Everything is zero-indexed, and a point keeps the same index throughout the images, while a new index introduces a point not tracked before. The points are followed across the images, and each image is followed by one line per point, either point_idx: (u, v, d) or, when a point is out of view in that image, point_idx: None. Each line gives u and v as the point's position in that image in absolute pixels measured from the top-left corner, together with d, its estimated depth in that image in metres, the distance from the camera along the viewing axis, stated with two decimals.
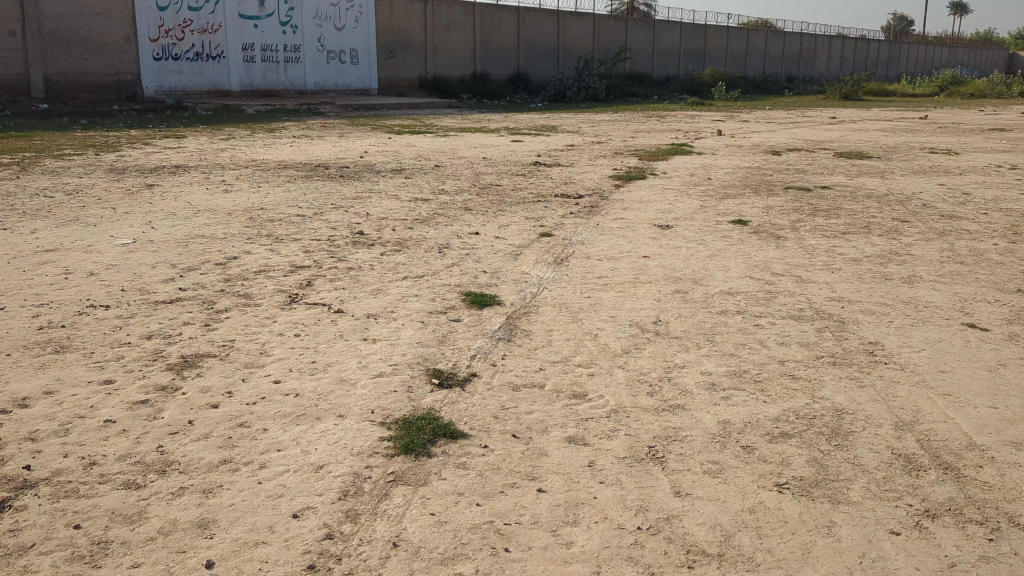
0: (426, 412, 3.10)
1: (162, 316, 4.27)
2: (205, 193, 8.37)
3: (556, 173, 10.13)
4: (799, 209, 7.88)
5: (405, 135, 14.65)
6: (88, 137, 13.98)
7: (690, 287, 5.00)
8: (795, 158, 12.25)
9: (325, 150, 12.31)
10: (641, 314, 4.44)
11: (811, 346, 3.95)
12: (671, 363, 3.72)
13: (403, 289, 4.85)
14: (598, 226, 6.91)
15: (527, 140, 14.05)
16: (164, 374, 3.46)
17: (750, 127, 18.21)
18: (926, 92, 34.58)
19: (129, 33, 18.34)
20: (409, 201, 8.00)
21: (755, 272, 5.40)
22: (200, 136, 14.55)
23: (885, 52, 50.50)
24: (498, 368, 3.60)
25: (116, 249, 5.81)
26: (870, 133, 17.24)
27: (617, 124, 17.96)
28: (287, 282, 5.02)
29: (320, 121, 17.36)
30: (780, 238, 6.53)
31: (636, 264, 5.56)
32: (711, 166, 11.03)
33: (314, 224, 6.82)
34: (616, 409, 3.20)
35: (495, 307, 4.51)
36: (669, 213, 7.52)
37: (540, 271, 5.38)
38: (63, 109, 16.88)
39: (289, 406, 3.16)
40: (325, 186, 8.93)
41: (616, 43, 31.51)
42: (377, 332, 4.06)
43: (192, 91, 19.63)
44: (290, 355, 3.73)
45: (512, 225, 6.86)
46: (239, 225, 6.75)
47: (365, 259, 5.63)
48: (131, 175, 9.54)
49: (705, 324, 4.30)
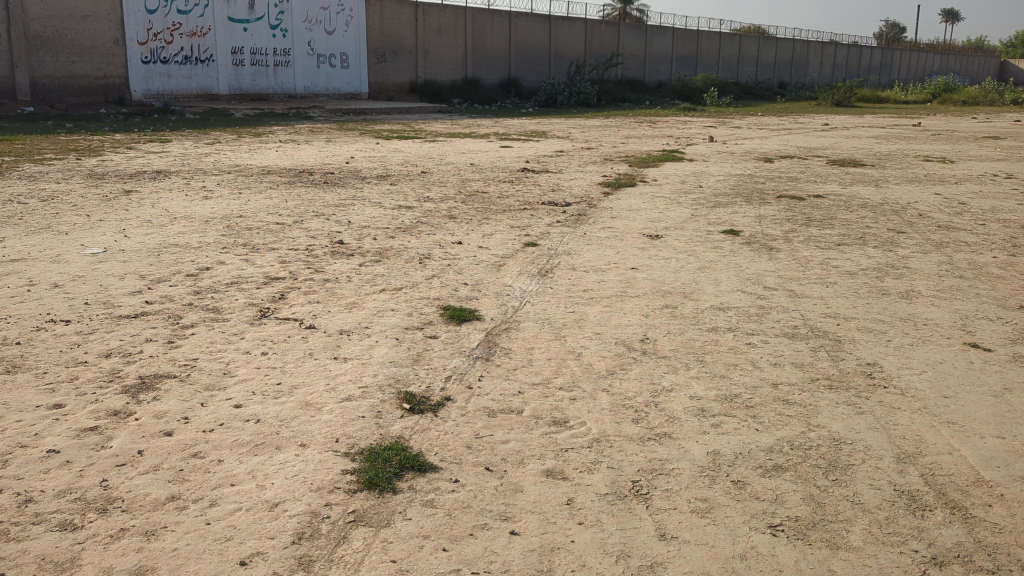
0: (394, 441, 2.90)
1: (124, 332, 4.05)
2: (184, 200, 8.15)
3: (545, 180, 9.95)
4: (792, 218, 7.69)
5: (394, 140, 14.46)
6: (71, 140, 13.74)
7: (679, 302, 4.81)
8: (787, 165, 12.09)
9: (311, 155, 12.10)
10: (627, 331, 4.24)
11: (805, 367, 3.76)
12: (658, 386, 3.53)
13: (380, 302, 4.64)
14: (585, 235, 6.71)
15: (517, 146, 13.85)
16: (118, 397, 3.24)
17: (742, 133, 18.07)
18: (919, 99, 34.52)
19: (116, 35, 18.09)
20: (392, 208, 7.79)
21: (748, 285, 5.22)
22: (185, 139, 14.32)
23: (878, 58, 50.47)
24: (474, 391, 3.39)
25: (84, 258, 5.58)
26: (864, 140, 17.11)
27: (608, 130, 17.77)
28: (258, 295, 4.80)
29: (308, 126, 17.14)
30: (773, 249, 6.34)
31: (623, 276, 5.36)
32: (703, 173, 10.85)
33: (293, 233, 6.61)
34: (598, 438, 3.00)
35: (474, 323, 4.31)
36: (658, 222, 7.33)
37: (523, 283, 5.17)
38: (48, 112, 16.62)
39: (248, 434, 2.94)
40: (308, 192, 8.71)
41: (608, 48, 31.35)
42: (349, 349, 3.85)
43: (180, 94, 19.39)
44: (254, 375, 3.52)
45: (497, 234, 6.67)
46: (216, 234, 6.53)
47: (342, 270, 5.42)
48: (110, 180, 9.31)
49: (694, 342, 4.10)
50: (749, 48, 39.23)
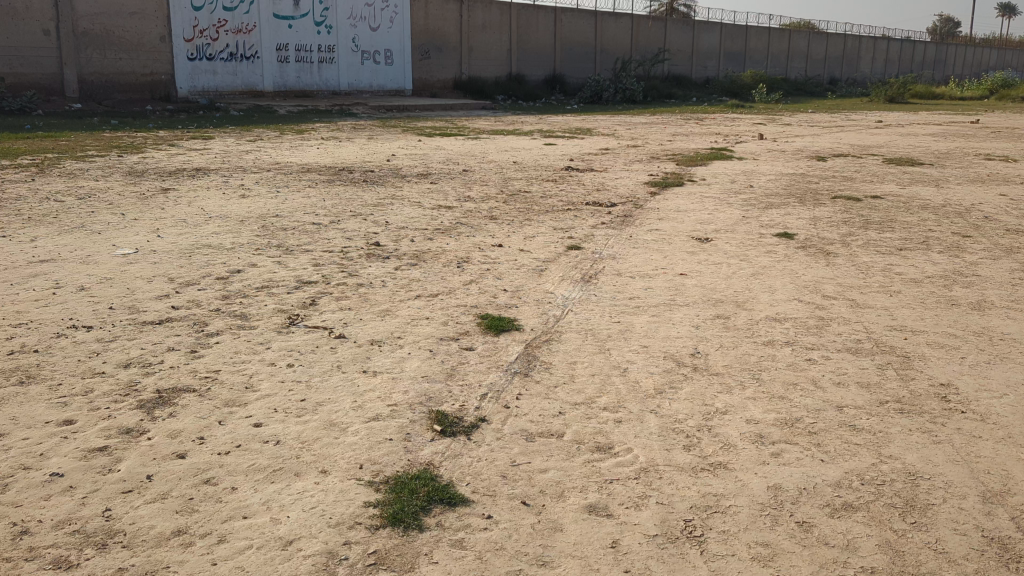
0: (422, 469, 2.66)
1: (146, 340, 3.87)
2: (221, 198, 8.03)
3: (589, 179, 9.66)
4: (849, 221, 7.33)
5: (436, 137, 14.26)
6: (115, 137, 13.78)
7: (732, 312, 4.50)
8: (841, 164, 11.64)
9: (352, 153, 11.97)
10: (677, 345, 3.95)
11: (872, 388, 3.44)
12: (711, 408, 3.24)
13: (415, 310, 4.41)
14: (631, 238, 6.43)
15: (560, 143, 13.59)
16: (131, 414, 3.05)
17: (792, 131, 17.60)
18: (975, 95, 33.55)
19: (163, 33, 18.17)
20: (431, 208, 7.58)
21: (805, 293, 4.90)
22: (227, 137, 14.27)
23: (931, 53, 49.22)
24: (511, 412, 3.14)
25: (114, 260, 5.44)
26: (920, 138, 16.54)
27: (654, 127, 17.42)
28: (288, 300, 4.60)
29: (351, 122, 17.05)
30: (830, 254, 6.00)
31: (671, 283, 5.07)
32: (754, 172, 10.49)
33: (329, 234, 6.41)
34: (646, 468, 2.73)
35: (512, 333, 4.05)
36: (708, 224, 7.01)
37: (566, 290, 4.90)
38: (95, 109, 16.74)
39: (267, 458, 2.73)
40: (347, 191, 8.53)
41: (654, 44, 30.84)
42: (380, 362, 3.62)
43: (225, 91, 19.43)
44: (278, 390, 3.30)
45: (539, 236, 6.41)
46: (250, 234, 6.37)
47: (378, 274, 5.20)
48: (149, 178, 9.23)
49: (749, 358, 3.80)
50: (799, 44, 38.41)
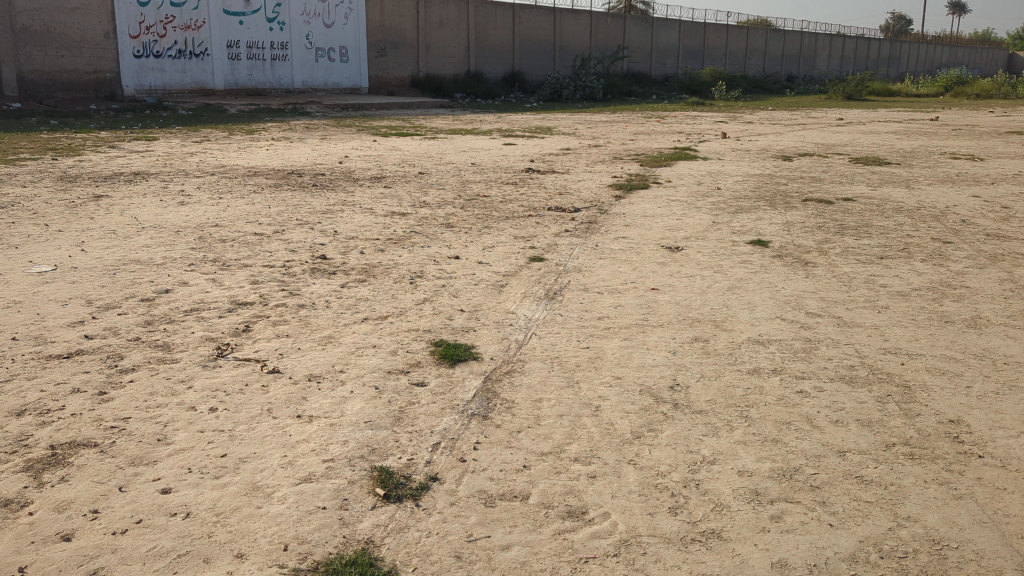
0: (360, 551, 2.22)
1: (48, 380, 3.37)
2: (157, 206, 7.48)
3: (550, 181, 9.25)
4: (823, 226, 7.01)
5: (392, 137, 13.77)
6: (52, 138, 13.09)
7: (711, 334, 4.11)
8: (808, 164, 11.39)
9: (303, 154, 11.44)
10: (653, 375, 3.54)
11: (875, 427, 3.06)
12: (697, 456, 2.82)
13: (360, 336, 3.94)
14: (597, 247, 6.03)
15: (520, 143, 13.16)
16: (14, 480, 2.56)
17: (755, 129, 17.37)
18: (931, 92, 33.80)
19: (107, 29, 17.42)
20: (384, 215, 7.11)
21: (787, 310, 4.53)
22: (172, 138, 13.63)
23: (885, 50, 49.63)
24: (467, 466, 2.70)
25: (28, 279, 4.90)
26: (883, 135, 16.40)
27: (615, 126, 17.07)
28: (219, 326, 4.11)
29: (304, 121, 16.48)
30: (808, 264, 5.65)
31: (643, 300, 4.67)
32: (720, 174, 10.16)
33: (271, 246, 5.92)
34: (627, 540, 2.31)
35: (469, 364, 3.61)
36: (677, 231, 6.64)
37: (528, 309, 4.47)
38: (35, 108, 15.98)
39: (173, 538, 2.27)
40: (294, 197, 8.03)
41: (613, 41, 30.53)
42: (316, 405, 3.16)
43: (173, 90, 18.71)
44: (195, 443, 2.83)
45: (498, 246, 5.99)
46: (184, 247, 5.85)
47: (321, 293, 4.72)
48: (81, 183, 8.64)
49: (735, 391, 3.40)
50: (756, 40, 38.38)
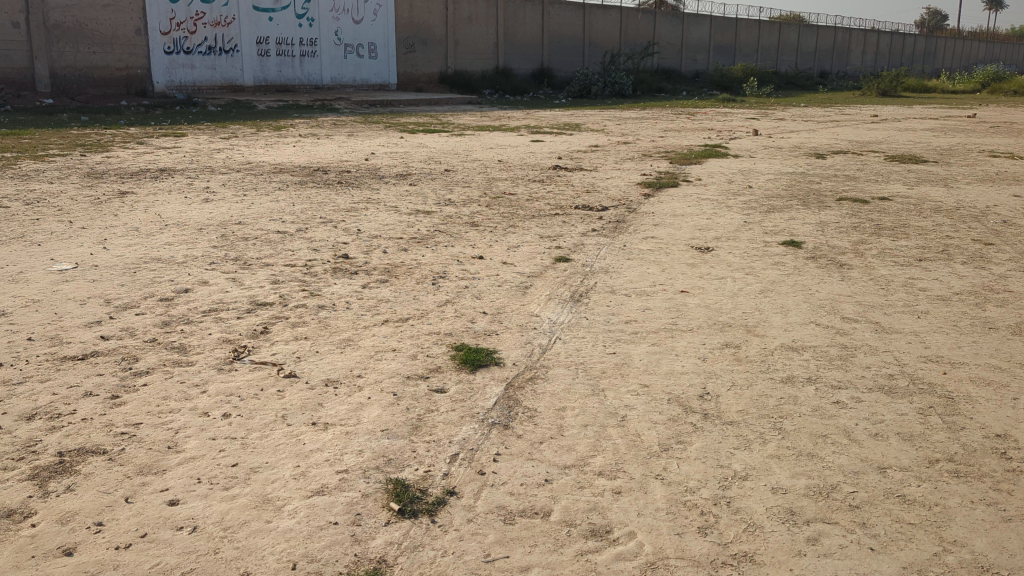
0: (372, 571, 2.12)
1: (60, 383, 3.29)
2: (182, 203, 7.45)
3: (578, 179, 9.11)
4: (858, 226, 6.81)
5: (420, 134, 13.69)
6: (82, 134, 13.15)
7: (742, 340, 3.96)
8: (842, 162, 11.15)
9: (329, 151, 11.39)
10: (682, 384, 3.40)
11: (917, 442, 2.91)
12: (728, 471, 2.68)
13: (380, 340, 3.84)
14: (625, 247, 5.89)
15: (548, 140, 13.02)
16: (18, 489, 2.48)
17: (787, 126, 17.08)
18: (968, 88, 33.17)
19: (138, 25, 17.52)
20: (408, 213, 7.00)
21: (822, 315, 4.37)
22: (201, 134, 13.65)
23: (921, 46, 48.81)
24: (486, 480, 2.58)
25: (48, 277, 4.86)
26: (919, 133, 16.07)
27: (645, 122, 16.87)
28: (236, 328, 4.03)
29: (332, 118, 16.45)
30: (843, 266, 5.47)
31: (672, 303, 4.53)
32: (751, 172, 9.97)
33: (293, 245, 5.85)
34: (653, 563, 2.19)
35: (491, 369, 3.50)
36: (707, 231, 6.48)
37: (553, 312, 4.34)
38: (67, 104, 16.09)
39: (177, 554, 2.17)
40: (319, 194, 7.97)
41: (643, 37, 30.24)
42: (332, 411, 3.05)
43: (203, 86, 18.77)
44: (206, 452, 2.73)
45: (523, 246, 5.87)
46: (206, 245, 5.79)
47: (342, 294, 4.62)
48: (108, 180, 8.63)
49: (768, 400, 3.25)
50: (788, 36, 37.87)
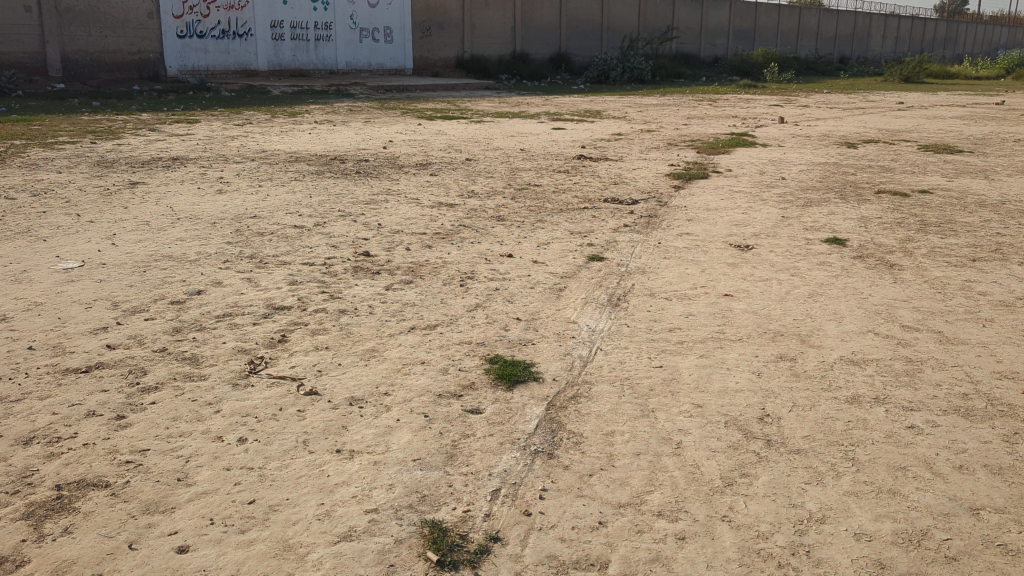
0: None
1: (62, 401, 3.04)
2: (195, 194, 7.20)
3: (604, 169, 8.79)
4: (903, 222, 6.48)
5: (438, 120, 13.38)
6: (94, 120, 12.92)
7: (798, 351, 3.66)
8: (875, 152, 10.77)
9: (346, 139, 11.10)
10: (739, 405, 3.11)
11: (1009, 476, 2.61)
12: (802, 512, 2.39)
13: (407, 350, 3.56)
14: (660, 244, 5.59)
15: (570, 128, 12.69)
16: (12, 532, 2.23)
17: (812, 113, 16.64)
18: (993, 74, 32.50)
19: (151, 9, 17.31)
20: (431, 206, 6.72)
21: (881, 323, 4.05)
22: (214, 120, 13.39)
23: (943, 31, 47.91)
24: (532, 524, 2.30)
25: (53, 277, 4.61)
26: (950, 121, 15.60)
27: (667, 109, 16.50)
28: (253, 336, 3.75)
29: (348, 104, 16.16)
30: (894, 267, 5.15)
31: (716, 308, 4.24)
32: (783, 162, 9.61)
33: (311, 241, 5.58)
34: None
35: (529, 387, 3.20)
36: (744, 227, 6.17)
37: (590, 319, 4.05)
38: (79, 89, 15.89)
39: None
40: (337, 185, 7.69)
41: (662, 21, 29.71)
42: (357, 437, 2.77)
43: (218, 71, 18.50)
44: (220, 486, 2.47)
45: (554, 243, 5.57)
46: (220, 241, 5.54)
47: (364, 296, 4.35)
48: (119, 169, 8.39)
49: (835, 425, 2.95)
50: (809, 20, 37.22)
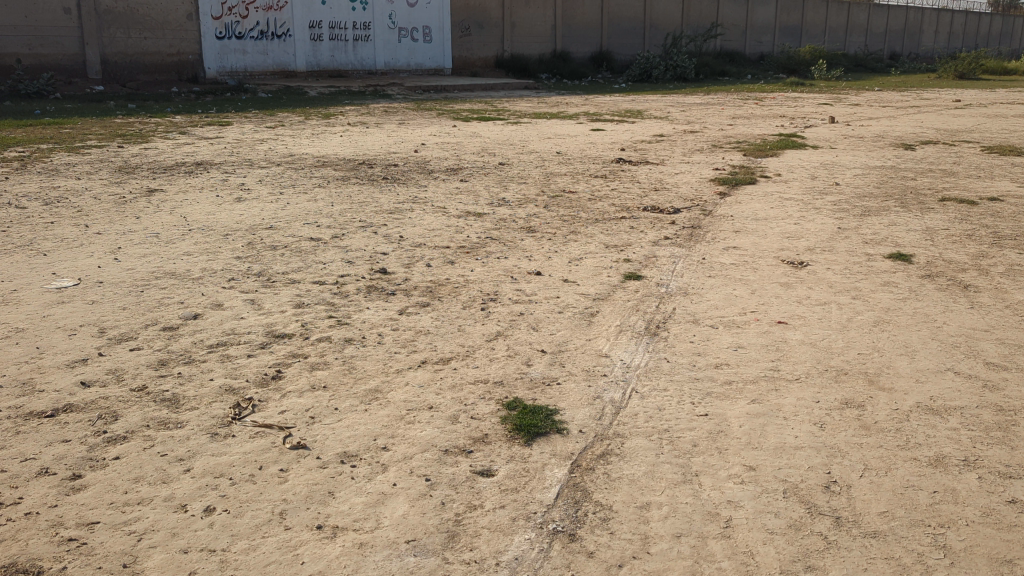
0: None
1: (14, 455, 2.64)
2: (212, 202, 6.85)
3: (644, 174, 8.29)
4: (973, 234, 5.91)
5: (473, 122, 12.96)
6: (125, 123, 12.72)
7: (866, 396, 3.17)
8: (935, 155, 10.13)
9: (377, 141, 10.74)
10: (800, 469, 2.61)
11: None
12: None
13: (415, 391, 3.12)
14: (704, 260, 5.09)
15: (609, 128, 12.20)
16: None
17: (864, 112, 15.95)
18: None
19: (189, 9, 17.13)
20: (458, 216, 6.28)
21: (962, 359, 3.54)
22: (246, 122, 13.11)
23: (998, 26, 46.42)
24: None
25: (45, 298, 4.25)
26: (1012, 120, 14.82)
27: (712, 109, 15.92)
28: (244, 371, 3.34)
29: (383, 105, 15.82)
30: (971, 288, 4.61)
31: (770, 339, 3.74)
32: (836, 166, 9.02)
33: (326, 255, 5.18)
34: None
35: (552, 442, 2.75)
36: (797, 240, 5.65)
37: (625, 352, 3.57)
38: (116, 91, 15.76)
39: None
40: (362, 192, 7.29)
41: (707, 18, 29.01)
42: (344, 508, 2.35)
43: (256, 72, 18.28)
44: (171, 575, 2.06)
45: (587, 258, 5.11)
46: (229, 256, 5.16)
47: (374, 323, 3.92)
48: (139, 176, 8.08)
49: (919, 499, 2.46)
50: (858, 16, 36.19)
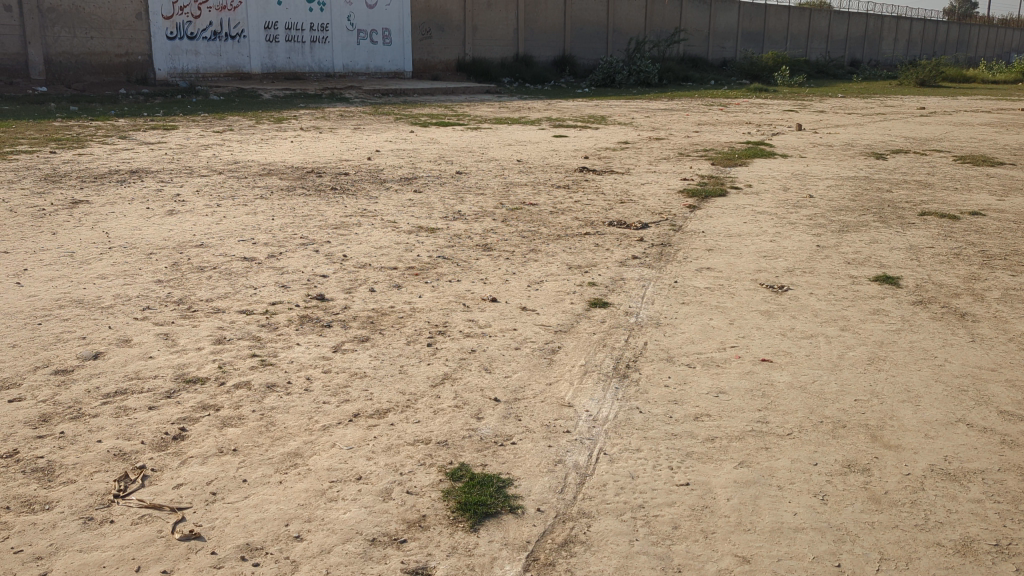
0: None
1: None
2: (142, 215, 6.28)
3: (608, 184, 7.85)
4: (960, 253, 5.53)
5: (431, 127, 12.44)
6: (63, 126, 12.01)
7: (872, 456, 2.71)
8: (908, 164, 9.82)
9: (329, 148, 10.19)
10: (805, 563, 2.14)
11: None
12: None
13: (341, 458, 2.61)
14: (675, 284, 4.65)
15: (572, 134, 11.76)
16: None
17: (830, 119, 15.69)
18: (1009, 77, 31.44)
19: (138, 9, 16.42)
20: (409, 232, 5.78)
21: (973, 408, 3.10)
22: (193, 126, 12.48)
23: (955, 34, 46.91)
24: None
25: None
26: (978, 129, 14.63)
27: (677, 114, 15.56)
28: (141, 430, 2.81)
29: (339, 108, 15.25)
30: (969, 317, 4.19)
31: (756, 383, 3.29)
32: (808, 176, 8.64)
33: (259, 278, 4.65)
34: None
35: (503, 529, 2.26)
36: (775, 260, 5.22)
37: (591, 401, 3.09)
38: (60, 93, 15.01)
39: None
40: (308, 204, 6.76)
41: (670, 23, 28.76)
42: None
43: (209, 73, 17.60)
44: None
45: (548, 282, 4.63)
46: (149, 279, 4.61)
47: (304, 363, 3.41)
48: (66, 185, 7.45)
49: None
50: (819, 23, 36.23)
